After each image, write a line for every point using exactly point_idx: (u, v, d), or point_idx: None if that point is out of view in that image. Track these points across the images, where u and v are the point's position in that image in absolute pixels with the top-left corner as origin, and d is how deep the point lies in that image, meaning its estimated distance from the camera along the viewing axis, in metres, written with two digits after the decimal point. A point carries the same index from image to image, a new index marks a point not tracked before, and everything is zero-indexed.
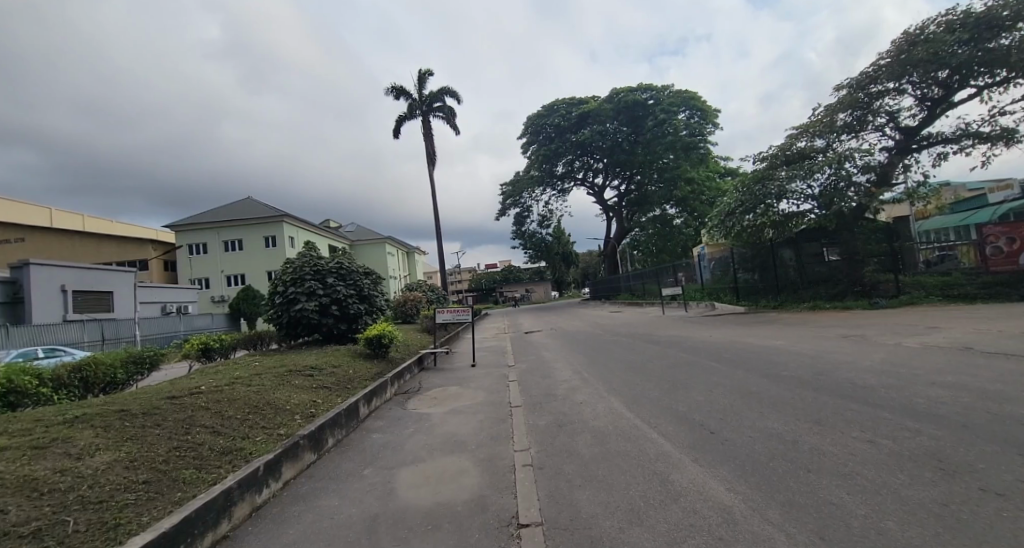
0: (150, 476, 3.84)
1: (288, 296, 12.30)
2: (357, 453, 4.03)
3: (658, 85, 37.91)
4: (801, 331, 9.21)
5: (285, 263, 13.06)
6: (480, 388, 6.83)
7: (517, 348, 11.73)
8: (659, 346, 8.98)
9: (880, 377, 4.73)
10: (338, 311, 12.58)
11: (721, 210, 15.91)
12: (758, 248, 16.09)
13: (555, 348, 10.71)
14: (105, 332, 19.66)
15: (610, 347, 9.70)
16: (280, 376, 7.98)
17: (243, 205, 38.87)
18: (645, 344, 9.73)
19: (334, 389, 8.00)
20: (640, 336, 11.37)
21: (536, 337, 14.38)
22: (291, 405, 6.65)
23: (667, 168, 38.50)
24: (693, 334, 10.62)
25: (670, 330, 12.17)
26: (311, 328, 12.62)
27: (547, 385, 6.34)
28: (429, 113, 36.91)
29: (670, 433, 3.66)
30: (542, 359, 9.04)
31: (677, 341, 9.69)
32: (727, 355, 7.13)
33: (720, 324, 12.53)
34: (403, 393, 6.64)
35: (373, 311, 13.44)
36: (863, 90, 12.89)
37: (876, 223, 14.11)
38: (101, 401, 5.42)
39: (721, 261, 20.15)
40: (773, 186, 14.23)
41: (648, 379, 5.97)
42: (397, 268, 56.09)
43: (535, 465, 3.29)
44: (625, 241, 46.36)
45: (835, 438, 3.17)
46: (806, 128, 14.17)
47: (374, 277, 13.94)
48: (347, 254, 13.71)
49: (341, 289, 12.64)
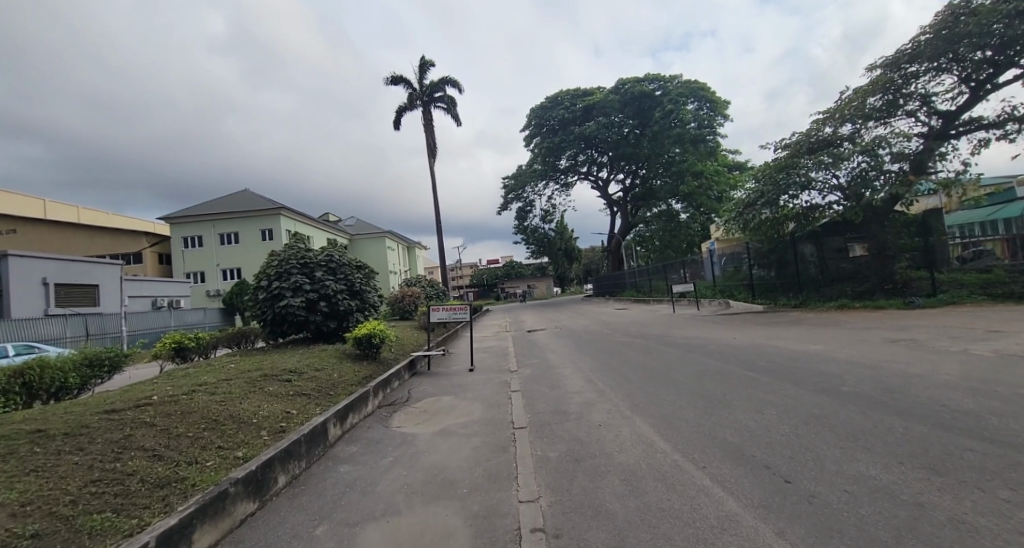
0: (42, 527, 2.91)
1: (273, 291, 11.41)
2: (315, 497, 3.09)
3: (666, 76, 36.63)
4: (837, 334, 8.23)
5: (270, 255, 12.16)
6: (477, 400, 5.89)
7: (519, 349, 10.76)
8: (679, 350, 8.05)
9: (978, 399, 3.76)
10: (327, 308, 11.69)
11: (738, 202, 14.91)
12: (776, 243, 15.22)
13: (562, 350, 9.77)
14: (89, 327, 18.83)
15: (623, 350, 8.76)
16: (252, 381, 7.06)
17: (239, 197, 37.99)
18: (662, 347, 8.78)
19: (313, 396, 7.09)
20: (655, 337, 10.40)
21: (540, 337, 13.42)
22: (260, 418, 5.74)
23: (674, 161, 37.40)
24: (714, 336, 9.66)
25: (687, 331, 11.20)
26: (298, 326, 11.73)
27: (555, 398, 5.40)
28: (429, 104, 35.84)
29: (729, 482, 2.71)
30: (548, 364, 8.10)
31: (697, 344, 8.72)
32: (763, 363, 6.18)
33: (738, 324, 11.61)
34: (388, 406, 5.72)
35: (365, 308, 12.56)
36: (898, 70, 11.96)
37: (908, 216, 13.07)
38: (19, 418, 4.51)
39: (733, 257, 19.19)
40: (796, 175, 13.21)
41: (677, 392, 5.04)
42: (397, 263, 55.25)
43: (549, 531, 2.36)
44: (630, 237, 45.36)
45: (978, 499, 2.21)
46: (833, 112, 13.24)
47: (366, 271, 13.03)
48: (338, 247, 12.79)
49: (330, 284, 11.73)
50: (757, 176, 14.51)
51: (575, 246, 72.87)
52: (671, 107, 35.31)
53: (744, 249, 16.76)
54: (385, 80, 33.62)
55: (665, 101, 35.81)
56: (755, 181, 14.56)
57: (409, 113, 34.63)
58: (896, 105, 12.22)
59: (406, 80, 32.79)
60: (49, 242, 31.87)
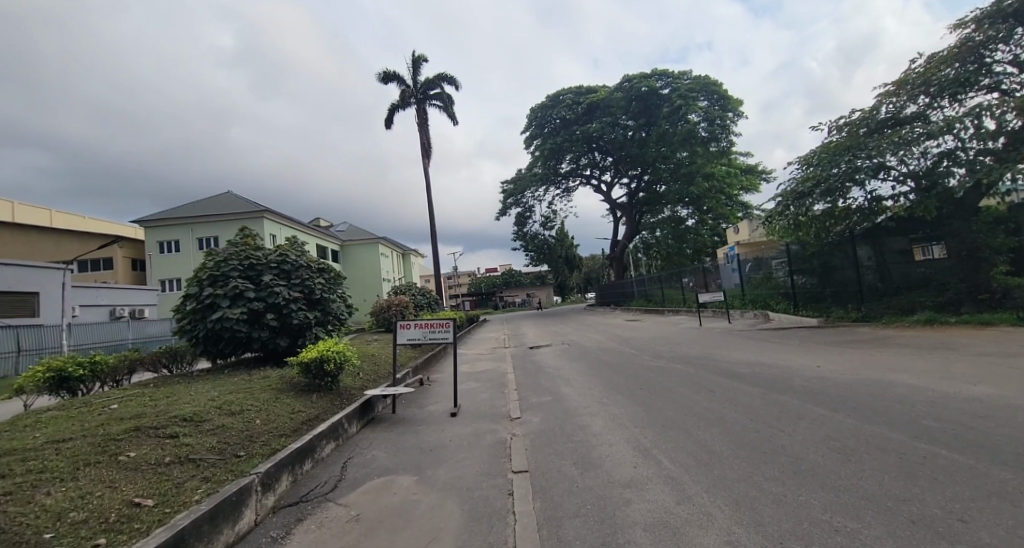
0: None
1: (204, 300, 8.91)
2: None
3: (675, 72, 34.37)
4: (986, 366, 5.60)
5: (205, 254, 9.62)
6: (452, 493, 3.36)
7: (521, 378, 8.20)
8: (757, 389, 5.50)
9: None
10: (276, 322, 9.21)
11: (780, 195, 12.53)
12: (822, 245, 13.12)
13: (578, 382, 7.20)
14: (20, 342, 16.30)
15: (669, 386, 6.21)
16: (103, 442, 4.45)
17: (220, 200, 35.62)
18: (724, 381, 6.25)
19: (206, 464, 4.56)
20: (701, 362, 7.88)
21: (545, 357, 10.88)
22: (64, 526, 3.14)
23: (682, 164, 35.41)
24: (785, 363, 7.11)
25: (737, 353, 8.69)
26: (239, 345, 9.24)
27: (594, 507, 2.85)
28: (424, 102, 33.80)
29: None
30: (566, 408, 5.61)
31: (773, 376, 6.23)
32: (940, 425, 3.66)
33: (796, 344, 9.20)
34: (290, 511, 3.15)
35: (327, 321, 10.07)
36: (995, 27, 9.70)
37: (995, 212, 10.74)
38: None
39: (761, 262, 16.93)
40: (861, 157, 10.72)
41: (846, 508, 2.49)
42: (391, 271, 52.84)
43: None
44: (635, 242, 43.27)
45: None
46: (904, 84, 10.89)
47: (330, 275, 10.54)
48: (296, 246, 10.36)
49: (282, 292, 9.24)
50: (807, 162, 12.09)
51: (576, 253, 70.69)
52: (679, 103, 32.84)
53: (784, 252, 14.51)
54: (376, 76, 31.64)
55: (673, 97, 33.36)
56: (804, 168, 12.14)
57: (403, 112, 32.64)
58: (985, 74, 10.00)
59: (399, 76, 30.77)
60: (11, 246, 29.44)
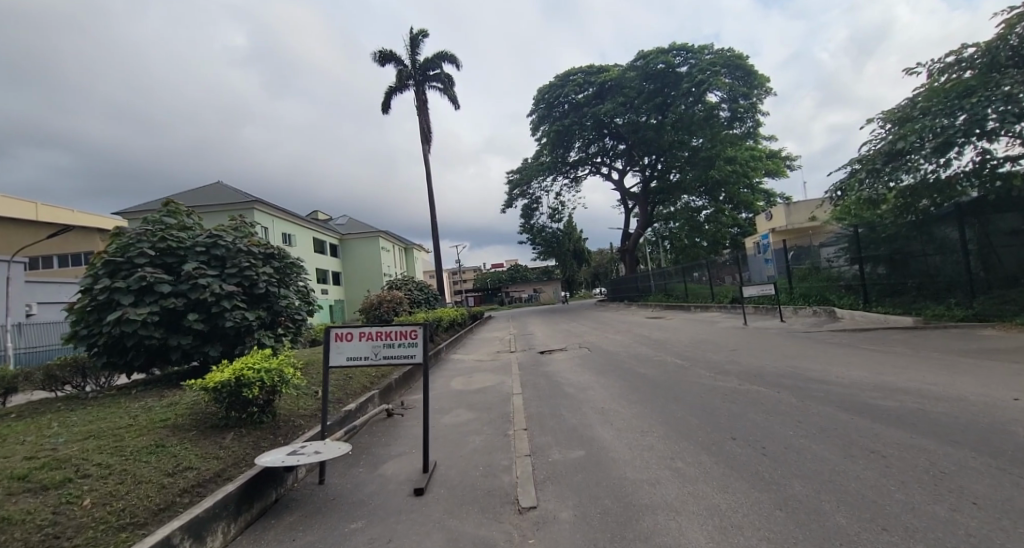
0: None
1: (99, 297, 6.57)
2: None
3: (695, 47, 31.30)
4: None
5: (112, 235, 7.25)
6: None
7: (532, 404, 5.76)
8: (976, 455, 2.92)
9: None
10: (202, 326, 6.85)
11: (860, 160, 9.92)
12: (900, 227, 10.63)
13: (621, 417, 4.75)
14: None
15: (784, 436, 3.64)
16: None
17: (206, 191, 33.49)
18: (872, 424, 3.75)
19: None
20: (795, 384, 5.36)
21: (563, 367, 8.48)
22: None
23: (699, 149, 32.73)
24: (947, 391, 4.49)
25: (834, 367, 6.19)
26: (155, 355, 6.93)
27: None
28: (423, 83, 31.33)
29: None
30: (616, 487, 3.11)
31: (957, 416, 3.71)
32: None
33: (908, 354, 6.67)
34: None
35: (277, 322, 7.66)
36: None
37: None
38: None
39: (805, 250, 14.44)
40: (987, 102, 8.08)
41: None
42: (392, 265, 50.58)
43: None
44: (647, 235, 40.50)
45: None
46: None
47: (287, 263, 8.13)
48: (238, 227, 7.97)
49: (207, 284, 6.81)
50: (896, 116, 9.55)
51: (584, 247, 67.85)
52: (701, 78, 29.89)
53: (846, 234, 11.91)
54: (373, 56, 29.24)
55: (693, 74, 30.42)
56: (895, 125, 9.57)
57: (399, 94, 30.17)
58: None
59: (394, 54, 28.30)
60: None
